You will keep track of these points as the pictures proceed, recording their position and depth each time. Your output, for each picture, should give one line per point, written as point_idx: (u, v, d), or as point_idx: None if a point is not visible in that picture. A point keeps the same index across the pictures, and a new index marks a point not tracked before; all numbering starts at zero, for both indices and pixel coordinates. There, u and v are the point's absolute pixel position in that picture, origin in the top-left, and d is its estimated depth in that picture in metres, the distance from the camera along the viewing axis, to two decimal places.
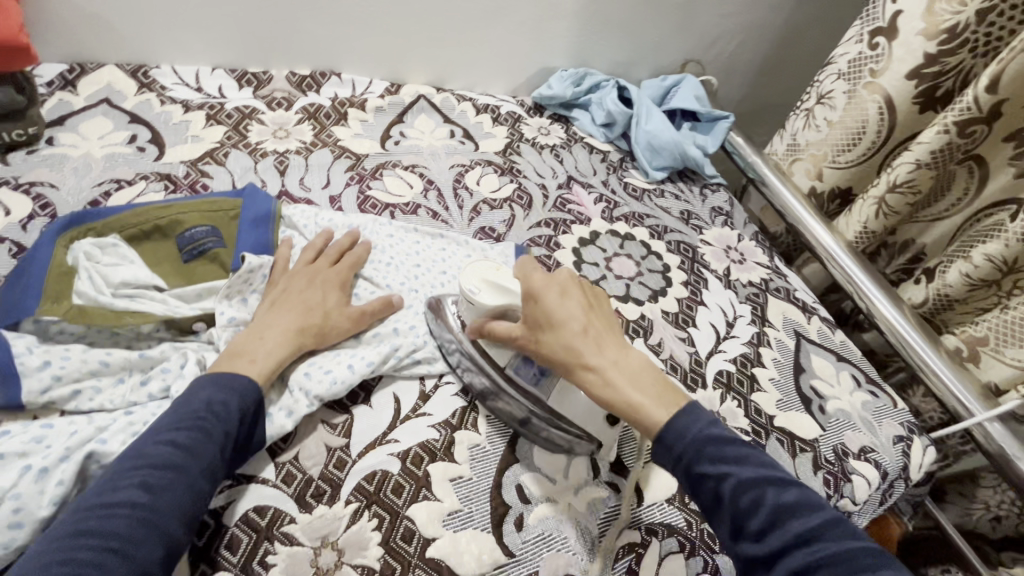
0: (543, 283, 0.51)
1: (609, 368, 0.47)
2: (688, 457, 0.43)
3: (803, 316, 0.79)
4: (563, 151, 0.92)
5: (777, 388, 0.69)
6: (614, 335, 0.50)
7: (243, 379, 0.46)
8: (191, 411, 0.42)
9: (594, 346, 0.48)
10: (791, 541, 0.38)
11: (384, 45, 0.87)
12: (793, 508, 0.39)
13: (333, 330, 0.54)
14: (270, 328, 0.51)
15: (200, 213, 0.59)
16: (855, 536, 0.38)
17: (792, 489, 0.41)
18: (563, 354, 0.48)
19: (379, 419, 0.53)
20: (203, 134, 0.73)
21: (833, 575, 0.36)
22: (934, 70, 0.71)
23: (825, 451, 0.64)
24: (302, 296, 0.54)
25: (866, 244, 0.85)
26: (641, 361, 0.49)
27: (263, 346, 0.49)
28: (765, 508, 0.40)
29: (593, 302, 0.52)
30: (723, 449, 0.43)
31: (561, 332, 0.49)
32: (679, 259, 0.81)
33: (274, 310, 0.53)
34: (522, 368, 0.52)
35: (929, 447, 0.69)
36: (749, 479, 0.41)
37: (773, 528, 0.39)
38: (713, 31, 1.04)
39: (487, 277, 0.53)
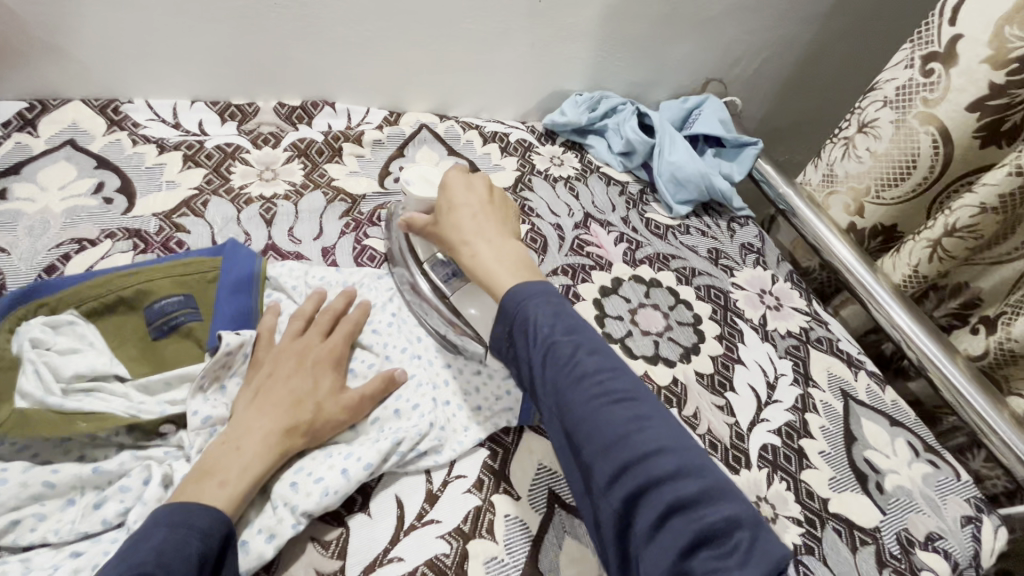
0: (457, 179, 0.58)
1: (481, 244, 0.52)
2: (517, 315, 0.46)
3: (849, 372, 0.71)
4: (578, 184, 0.85)
5: (829, 464, 0.61)
6: (505, 226, 0.55)
7: (212, 511, 0.38)
8: (135, 565, 0.34)
9: (476, 227, 0.54)
10: (584, 387, 0.42)
11: (381, 72, 0.80)
12: (589, 360, 0.44)
13: (326, 424, 0.46)
14: (251, 432, 0.43)
15: (173, 279, 0.52)
16: (633, 382, 0.44)
17: (594, 346, 0.45)
18: (451, 232, 0.54)
19: (380, 533, 0.45)
20: (180, 178, 0.65)
21: (612, 411, 0.41)
22: (1000, 102, 0.63)
23: (889, 542, 0.56)
24: (289, 382, 0.47)
25: (914, 288, 0.77)
26: (515, 248, 0.53)
27: (241, 458, 0.42)
28: (568, 359, 0.43)
29: (498, 203, 0.58)
30: (543, 308, 0.46)
31: (454, 214, 0.55)
32: (710, 308, 0.73)
33: (256, 407, 0.45)
34: (439, 265, 0.58)
35: (1001, 527, 0.61)
36: (558, 332, 0.45)
37: (572, 376, 0.43)
38: (737, 48, 0.96)
39: (425, 177, 0.61)
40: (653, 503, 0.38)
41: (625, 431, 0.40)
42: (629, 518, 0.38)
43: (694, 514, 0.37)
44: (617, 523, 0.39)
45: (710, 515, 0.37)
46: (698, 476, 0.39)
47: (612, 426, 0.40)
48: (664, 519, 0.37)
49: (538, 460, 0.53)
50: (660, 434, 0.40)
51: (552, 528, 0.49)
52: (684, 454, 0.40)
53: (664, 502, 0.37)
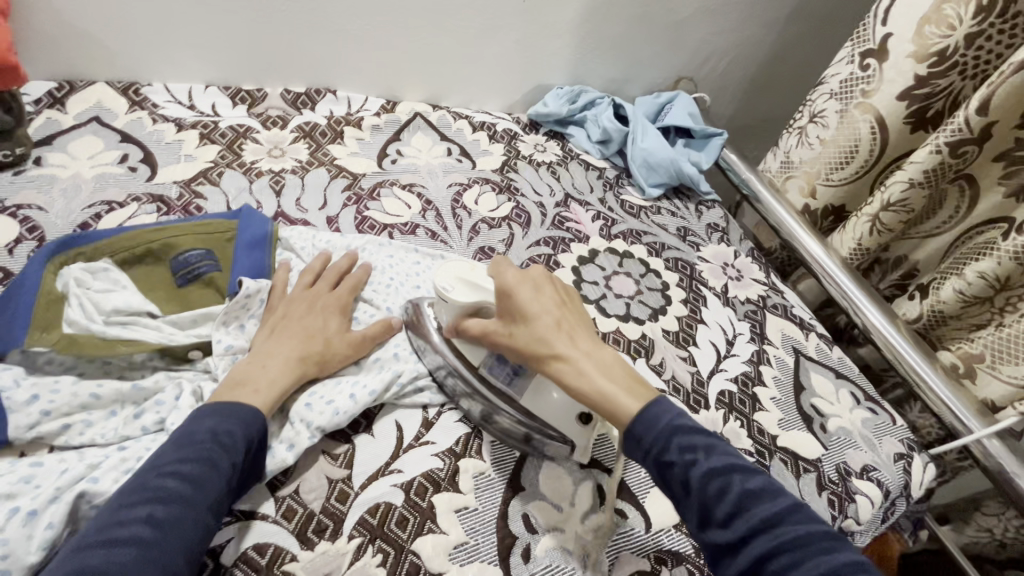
0: (519, 280, 0.52)
1: (582, 358, 0.49)
2: (659, 447, 0.44)
3: (801, 333, 0.79)
4: (560, 168, 0.92)
5: (779, 407, 0.69)
6: (587, 329, 0.52)
7: (245, 409, 0.45)
8: (195, 441, 0.41)
9: (566, 339, 0.50)
10: (759, 528, 0.39)
11: (380, 63, 0.87)
12: (759, 495, 0.40)
13: (335, 357, 0.53)
14: (272, 359, 0.49)
15: (195, 236, 0.58)
16: (816, 520, 0.39)
17: (758, 477, 0.41)
18: (536, 345, 0.50)
19: (382, 449, 0.51)
20: (197, 153, 0.72)
21: (800, 557, 0.37)
22: (924, 92, 0.72)
23: (828, 470, 0.64)
24: (303, 322, 0.53)
25: (860, 261, 0.85)
26: (612, 354, 0.51)
27: (265, 377, 0.48)
28: (731, 494, 0.40)
29: (566, 299, 0.54)
30: (691, 438, 0.43)
31: (534, 325, 0.50)
32: (677, 277, 0.81)
33: (274, 339, 0.51)
34: (498, 368, 0.54)
35: (929, 463, 0.69)
36: (714, 465, 0.42)
37: (740, 515, 0.39)
38: (704, 49, 1.06)
39: (462, 275, 0.54)
40: None
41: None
42: None
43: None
44: None
45: None
46: None
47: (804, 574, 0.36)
48: None
49: None
50: None
51: (533, 451, 0.56)
52: None
53: None
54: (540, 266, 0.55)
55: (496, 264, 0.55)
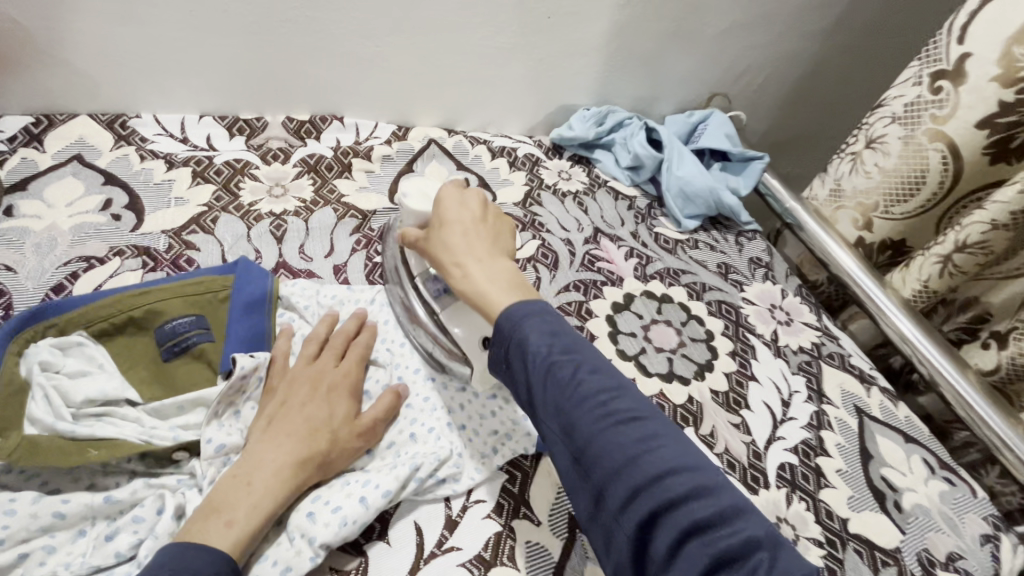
0: (451, 192, 0.53)
1: (473, 264, 0.48)
2: (512, 337, 0.43)
3: (862, 389, 0.71)
4: (587, 199, 0.84)
5: (846, 483, 0.60)
6: (501, 244, 0.51)
7: (217, 555, 0.37)
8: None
9: (467, 245, 0.49)
10: (586, 409, 0.39)
11: (390, 87, 0.79)
12: (590, 377, 0.41)
13: (341, 453, 0.45)
14: (264, 466, 0.42)
15: (183, 299, 0.51)
16: (635, 395, 0.41)
17: (593, 361, 0.42)
18: (438, 248, 0.50)
19: (400, 561, 0.44)
20: (189, 194, 0.65)
21: (613, 432, 0.38)
22: (1010, 120, 0.63)
23: (909, 562, 0.56)
24: (304, 411, 0.45)
25: (923, 303, 0.76)
26: (509, 268, 0.49)
27: (253, 495, 0.40)
28: (566, 378, 0.40)
29: (495, 218, 0.53)
30: (539, 326, 0.43)
31: (442, 230, 0.50)
32: (722, 324, 0.73)
33: (269, 437, 0.43)
34: (432, 280, 0.54)
35: (1019, 545, 0.61)
36: (555, 350, 0.42)
37: (568, 397, 0.40)
38: (742, 63, 0.97)
39: (424, 191, 0.55)
40: (671, 527, 0.35)
41: (634, 452, 0.37)
42: (646, 543, 0.36)
43: (710, 538, 0.35)
44: (633, 550, 0.37)
45: (728, 537, 0.34)
46: (719, 503, 0.36)
47: (617, 448, 0.38)
48: (684, 542, 0.35)
49: (556, 484, 0.51)
50: (676, 455, 0.37)
51: (574, 554, 0.48)
52: (699, 474, 0.37)
53: (682, 525, 0.35)
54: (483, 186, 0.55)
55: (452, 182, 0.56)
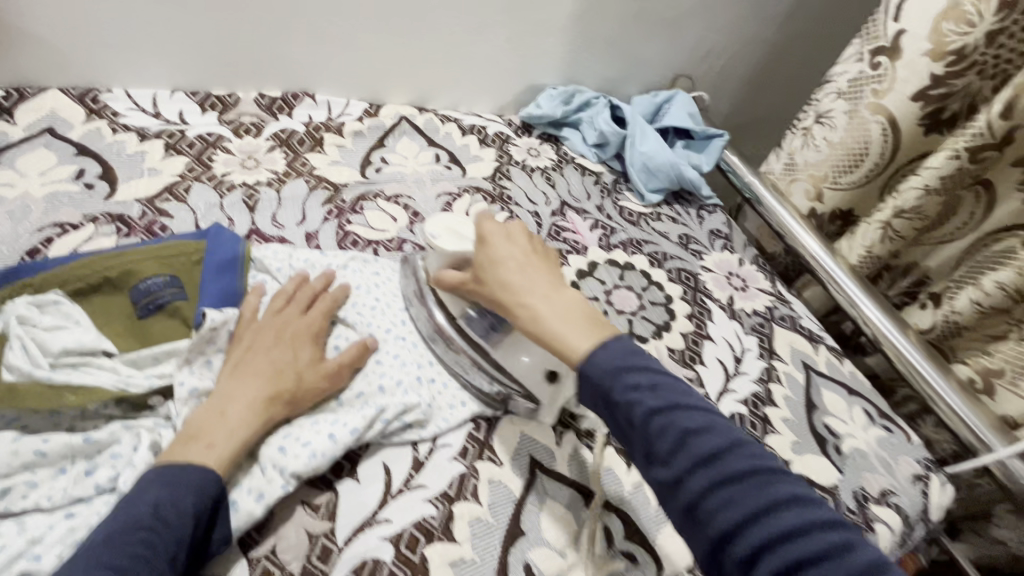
0: (494, 229, 0.54)
1: (539, 302, 0.48)
2: (607, 387, 0.43)
3: (810, 347, 0.75)
4: (554, 174, 0.88)
5: (791, 429, 0.65)
6: (555, 277, 0.52)
7: (200, 474, 0.41)
8: (136, 519, 0.37)
9: (528, 283, 0.50)
10: (697, 462, 0.39)
11: (361, 64, 0.81)
12: (701, 430, 0.40)
13: (309, 392, 0.48)
14: (236, 401, 0.45)
15: (159, 260, 0.53)
16: (749, 448, 0.40)
17: (702, 413, 0.41)
18: (499, 288, 0.50)
19: (369, 496, 0.47)
20: (161, 166, 0.66)
21: (733, 489, 0.38)
22: (940, 92, 0.68)
23: (846, 497, 0.61)
24: (271, 355, 0.49)
25: (869, 269, 0.81)
26: (574, 298, 0.49)
27: (226, 426, 0.44)
28: (674, 431, 0.40)
29: (541, 248, 0.54)
30: (637, 378, 0.43)
31: (499, 269, 0.51)
32: (681, 289, 0.77)
33: (237, 377, 0.46)
34: (474, 320, 0.55)
35: (947, 484, 0.66)
36: (658, 404, 0.41)
37: (680, 451, 0.39)
38: (703, 45, 1.01)
39: (449, 225, 0.56)
40: None
41: (756, 510, 0.37)
42: None
43: None
44: None
45: None
46: (853, 560, 0.35)
47: (736, 505, 0.37)
48: None
49: (519, 430, 0.55)
50: (802, 512, 0.37)
51: (534, 490, 0.51)
52: (828, 531, 0.36)
53: None
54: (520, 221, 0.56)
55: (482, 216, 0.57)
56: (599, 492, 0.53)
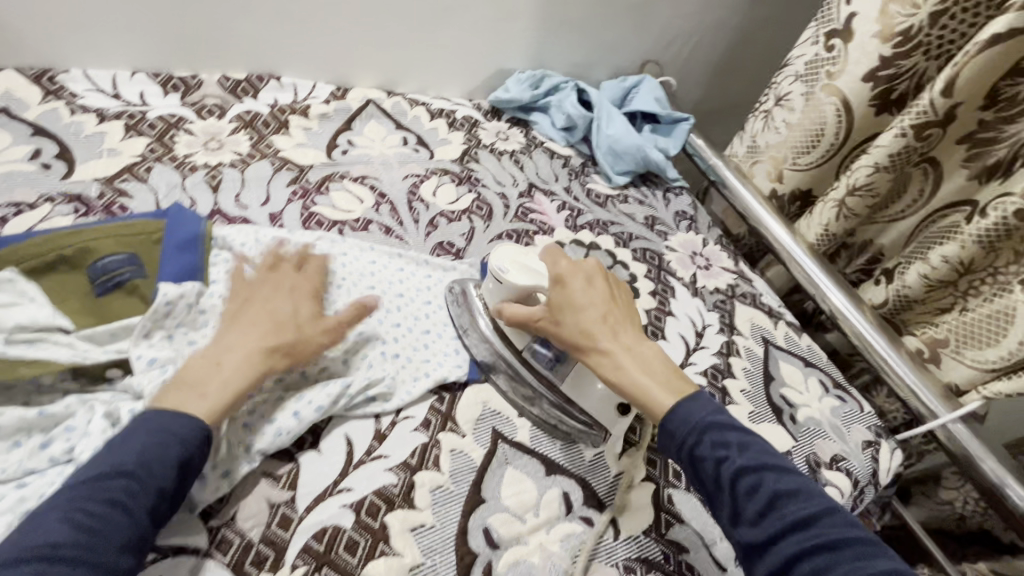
0: (573, 271, 0.54)
1: (621, 353, 0.51)
2: (692, 442, 0.46)
3: (770, 322, 0.78)
4: (523, 157, 0.89)
5: (748, 400, 0.67)
6: (632, 324, 0.53)
7: (190, 421, 0.41)
8: (118, 464, 0.38)
9: (610, 333, 0.51)
10: (786, 526, 0.41)
11: (327, 47, 0.81)
12: (789, 493, 0.43)
13: (304, 347, 0.48)
14: (233, 350, 0.45)
15: (117, 238, 0.53)
16: (842, 520, 0.42)
17: (790, 477, 0.44)
18: (577, 334, 0.52)
19: (330, 467, 0.48)
20: (121, 146, 0.66)
21: (825, 556, 0.39)
22: (889, 72, 0.70)
23: (800, 463, 0.63)
24: (266, 307, 0.49)
25: (827, 246, 0.84)
26: (653, 352, 0.52)
27: (221, 373, 0.44)
28: (762, 492, 0.43)
29: (618, 295, 0.55)
30: (724, 435, 0.46)
31: (580, 315, 0.52)
32: (646, 268, 0.79)
33: (236, 330, 0.47)
34: (538, 354, 0.56)
35: (896, 449, 0.69)
36: (745, 462, 0.44)
37: (769, 513, 0.42)
38: (670, 31, 1.02)
39: (517, 259, 0.56)
40: None
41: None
42: None
43: None
44: None
45: None
46: None
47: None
48: None
49: (483, 402, 0.56)
50: None
51: (495, 459, 0.53)
52: None
53: None
54: (594, 258, 0.57)
55: (550, 252, 0.57)
56: (559, 461, 0.54)
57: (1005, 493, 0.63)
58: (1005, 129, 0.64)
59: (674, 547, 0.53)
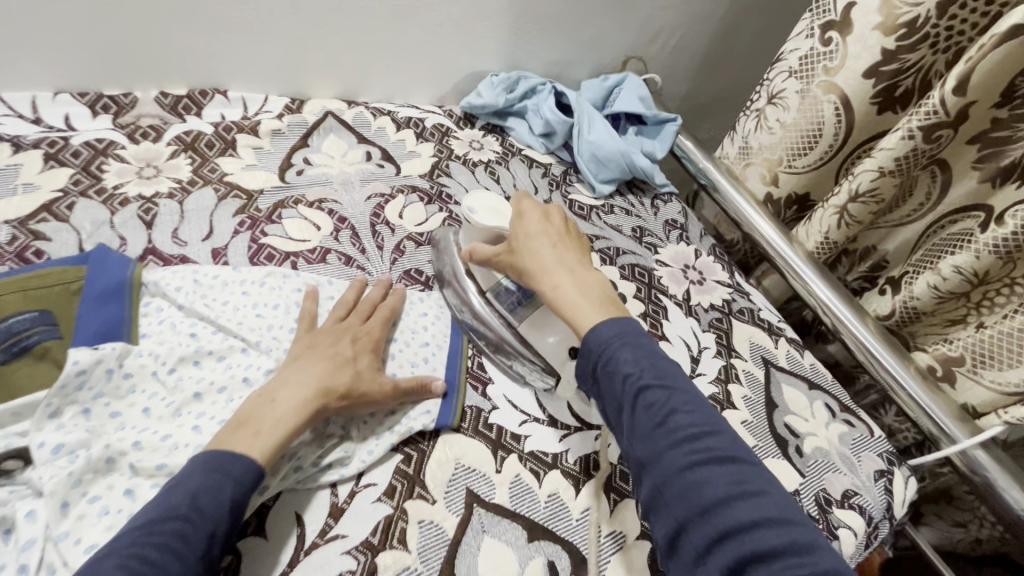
0: (531, 207, 0.57)
1: (562, 275, 0.51)
2: (603, 358, 0.46)
3: (770, 341, 0.72)
4: (499, 168, 0.82)
5: (751, 433, 0.62)
6: (583, 259, 0.55)
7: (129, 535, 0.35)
8: (171, 508, 0.37)
9: (556, 259, 0.53)
10: (677, 440, 0.41)
11: (276, 56, 0.73)
12: (685, 412, 0.42)
13: (362, 393, 0.48)
14: (289, 388, 0.45)
15: (23, 294, 0.46)
16: (729, 439, 0.42)
17: (688, 396, 0.44)
18: (526, 258, 0.53)
19: (278, 555, 0.42)
20: (40, 180, 0.59)
21: (706, 468, 0.39)
22: (892, 68, 0.64)
23: (808, 503, 0.58)
24: (331, 348, 0.50)
25: (827, 254, 0.78)
26: (596, 280, 0.52)
27: (273, 411, 0.43)
28: (659, 408, 0.42)
29: (573, 230, 0.58)
30: (633, 353, 0.45)
31: (531, 242, 0.54)
32: (635, 287, 0.73)
33: (296, 366, 0.47)
34: (503, 294, 0.58)
35: (909, 478, 0.64)
36: (648, 379, 0.44)
37: (662, 428, 0.42)
38: (654, 24, 0.95)
39: (486, 203, 0.59)
40: None
41: (726, 495, 0.38)
42: None
43: None
44: None
45: None
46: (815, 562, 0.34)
47: (709, 487, 0.38)
48: None
49: (454, 458, 0.50)
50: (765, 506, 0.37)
51: (470, 529, 0.47)
52: (791, 530, 0.36)
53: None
54: (558, 204, 0.60)
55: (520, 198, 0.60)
56: (541, 524, 0.49)
57: None
58: (1020, 128, 0.59)
59: None
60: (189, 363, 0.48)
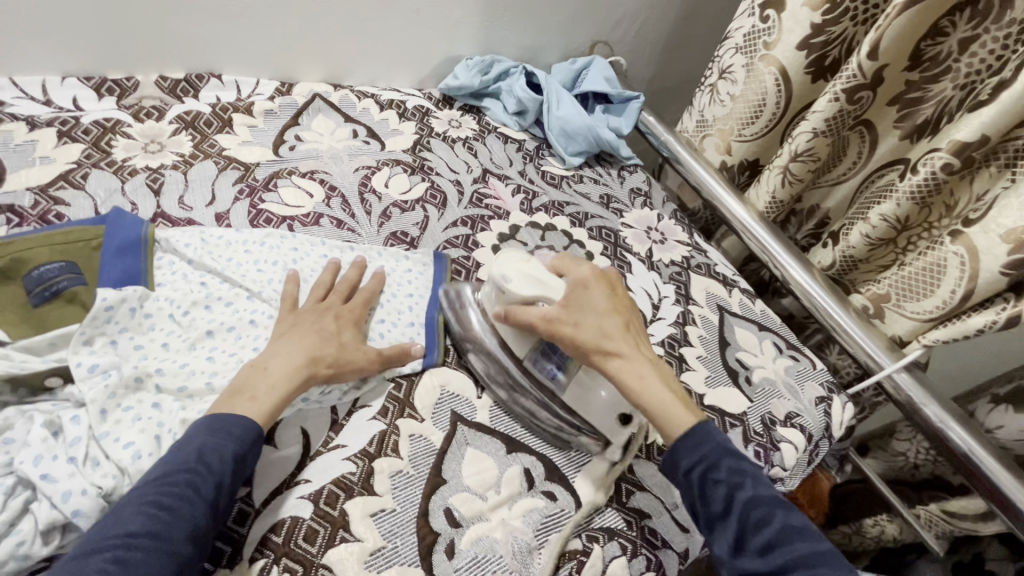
0: (594, 278, 0.56)
1: (642, 363, 0.53)
2: (703, 458, 0.48)
3: (725, 290, 0.80)
4: (476, 144, 0.89)
5: (705, 365, 0.70)
6: (644, 341, 0.56)
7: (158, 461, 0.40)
8: (182, 463, 0.41)
9: (630, 344, 0.54)
10: (789, 562, 0.43)
11: (266, 43, 0.79)
12: (796, 532, 0.45)
13: (348, 362, 0.52)
14: (281, 358, 0.49)
15: (49, 247, 0.52)
16: (838, 565, 0.44)
17: (797, 516, 0.47)
18: (599, 339, 0.53)
19: (287, 461, 0.49)
20: (55, 154, 0.64)
21: None
22: (821, 40, 0.72)
23: (754, 422, 0.66)
24: (315, 324, 0.53)
25: (777, 213, 0.86)
26: (664, 369, 0.55)
27: (268, 378, 0.48)
28: (771, 526, 0.45)
29: (627, 302, 0.58)
30: (739, 464, 0.49)
31: (603, 321, 0.53)
32: (601, 245, 0.80)
33: (281, 347, 0.50)
34: (541, 362, 0.56)
35: (847, 403, 0.72)
36: (757, 496, 0.47)
37: (774, 547, 0.44)
38: (617, 11, 1.03)
39: (519, 268, 0.55)
40: None
41: None
42: None
43: None
44: None
45: None
46: None
47: None
48: None
49: (441, 385, 0.57)
50: None
51: (455, 442, 0.53)
52: None
53: None
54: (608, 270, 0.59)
55: (563, 261, 0.58)
56: (519, 439, 0.56)
57: (946, 434, 0.66)
58: (929, 89, 0.67)
59: (636, 513, 0.54)
60: (201, 306, 0.54)
